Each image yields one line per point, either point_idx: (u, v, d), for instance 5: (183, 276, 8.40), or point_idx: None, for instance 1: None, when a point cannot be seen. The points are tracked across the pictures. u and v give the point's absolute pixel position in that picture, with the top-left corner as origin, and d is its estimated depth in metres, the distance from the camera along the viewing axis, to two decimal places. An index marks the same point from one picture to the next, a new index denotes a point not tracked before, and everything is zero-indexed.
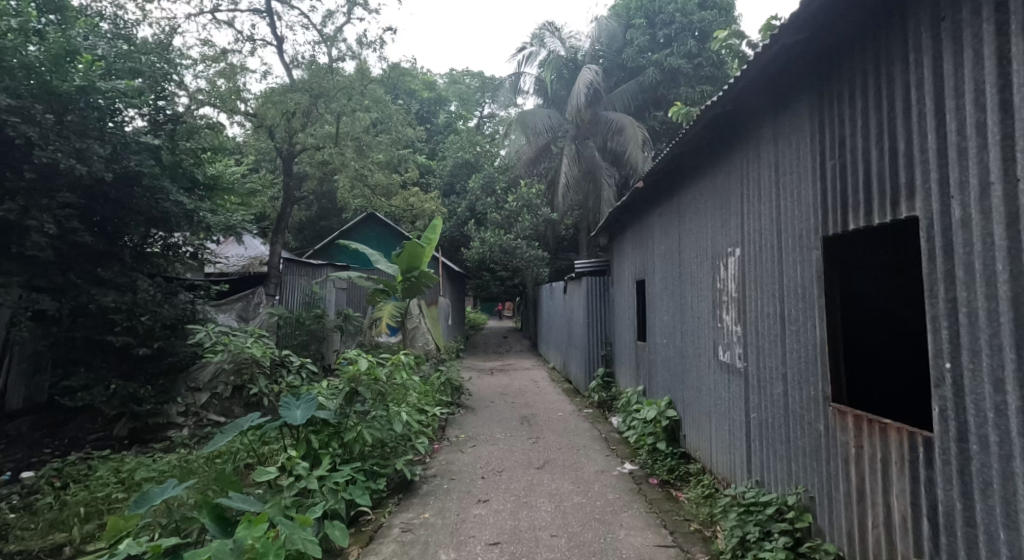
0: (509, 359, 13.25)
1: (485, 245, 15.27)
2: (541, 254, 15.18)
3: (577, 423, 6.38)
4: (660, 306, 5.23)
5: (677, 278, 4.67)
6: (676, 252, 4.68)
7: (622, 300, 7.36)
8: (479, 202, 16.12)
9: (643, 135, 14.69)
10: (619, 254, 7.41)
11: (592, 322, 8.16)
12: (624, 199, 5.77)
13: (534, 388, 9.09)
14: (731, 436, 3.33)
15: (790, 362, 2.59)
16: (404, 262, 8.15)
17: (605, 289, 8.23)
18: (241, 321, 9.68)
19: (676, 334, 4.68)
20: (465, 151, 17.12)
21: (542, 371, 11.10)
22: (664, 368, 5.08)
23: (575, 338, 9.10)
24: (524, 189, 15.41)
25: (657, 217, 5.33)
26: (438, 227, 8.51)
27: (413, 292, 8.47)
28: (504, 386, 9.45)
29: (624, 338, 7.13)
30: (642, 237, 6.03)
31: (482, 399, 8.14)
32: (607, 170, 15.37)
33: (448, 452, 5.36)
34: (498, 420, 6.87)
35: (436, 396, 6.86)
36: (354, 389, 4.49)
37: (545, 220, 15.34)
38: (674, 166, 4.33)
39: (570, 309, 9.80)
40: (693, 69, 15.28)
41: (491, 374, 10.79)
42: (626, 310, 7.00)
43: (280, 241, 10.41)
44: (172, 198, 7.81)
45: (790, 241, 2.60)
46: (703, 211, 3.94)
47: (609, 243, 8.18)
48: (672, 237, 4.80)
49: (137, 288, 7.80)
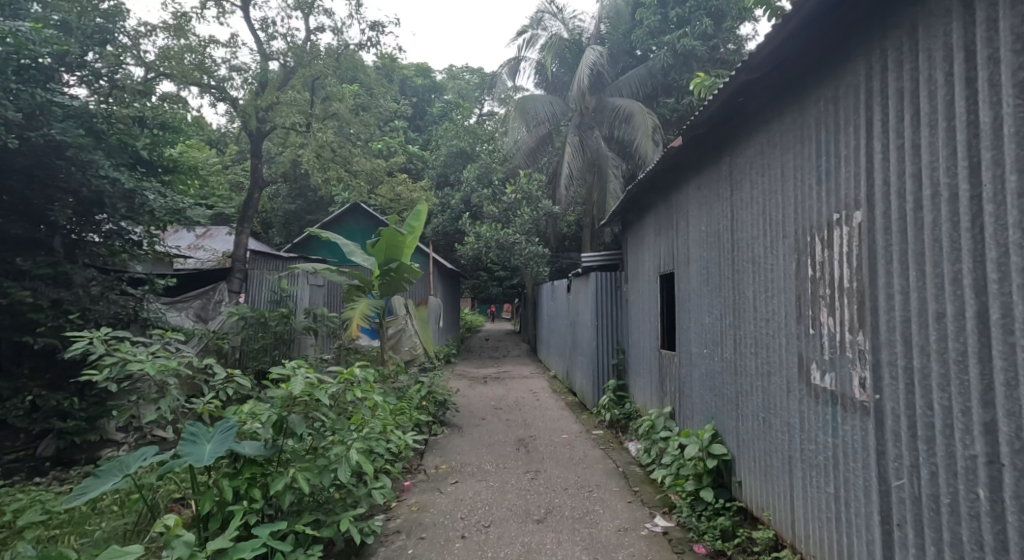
0: (506, 365, 12.06)
1: (480, 239, 14.05)
2: (541, 250, 14.02)
3: (586, 452, 5.15)
4: (696, 305, 4.05)
5: (724, 267, 3.51)
6: (724, 233, 3.51)
7: (638, 300, 6.16)
8: (475, 194, 14.89)
9: (653, 122, 13.49)
10: (635, 244, 6.23)
11: (602, 325, 6.96)
12: (648, 172, 4.59)
13: (533, 401, 7.88)
14: (845, 509, 2.11)
15: (1007, 403, 1.42)
16: (379, 252, 7.00)
17: (617, 286, 7.03)
18: (199, 320, 8.52)
19: (722, 342, 3.50)
20: (459, 139, 15.88)
21: (541, 379, 9.93)
22: (704, 386, 3.88)
23: (580, 345, 7.90)
24: (523, 180, 14.22)
25: (691, 190, 4.17)
26: (422, 214, 7.35)
27: (392, 288, 7.32)
28: (499, 398, 8.25)
29: (642, 346, 5.91)
30: (666, 219, 4.86)
31: (472, 415, 6.90)
32: (613, 160, 14.18)
33: (421, 494, 4.15)
34: (490, 444, 5.64)
35: (413, 415, 5.65)
36: (284, 417, 3.29)
37: (546, 213, 14.15)
38: (728, 112, 3.19)
39: (574, 311, 8.60)
40: (708, 51, 14.20)
41: (485, 383, 9.60)
42: (644, 313, 5.80)
43: (247, 231, 9.23)
44: (105, 172, 6.53)
45: (1005, 182, 1.44)
46: (776, 169, 2.78)
47: (623, 233, 6.98)
48: (718, 213, 3.61)
49: (71, 283, 6.69)
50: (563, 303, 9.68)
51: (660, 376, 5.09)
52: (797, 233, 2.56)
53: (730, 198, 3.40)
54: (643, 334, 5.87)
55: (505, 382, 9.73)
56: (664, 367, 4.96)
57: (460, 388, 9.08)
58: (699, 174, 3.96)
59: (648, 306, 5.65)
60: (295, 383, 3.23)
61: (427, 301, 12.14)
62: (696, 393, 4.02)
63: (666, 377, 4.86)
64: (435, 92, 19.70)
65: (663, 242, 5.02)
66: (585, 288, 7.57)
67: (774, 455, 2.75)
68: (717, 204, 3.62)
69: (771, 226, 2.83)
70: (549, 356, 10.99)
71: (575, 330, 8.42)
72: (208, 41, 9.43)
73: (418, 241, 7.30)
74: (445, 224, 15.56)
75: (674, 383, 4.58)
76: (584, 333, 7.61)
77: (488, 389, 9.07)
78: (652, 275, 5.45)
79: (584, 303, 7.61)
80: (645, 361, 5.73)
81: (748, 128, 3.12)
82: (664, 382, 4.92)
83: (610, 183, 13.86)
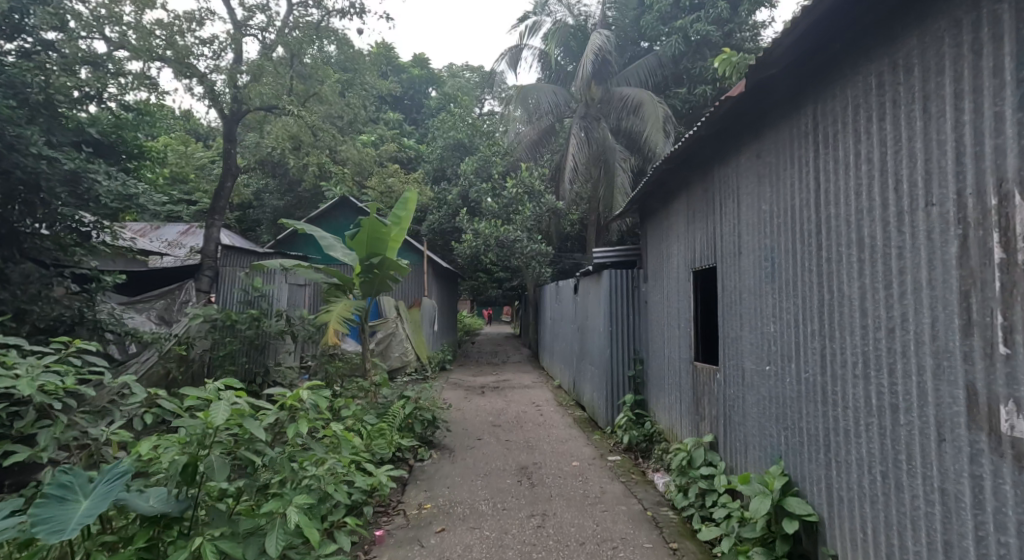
0: (506, 373, 11.13)
1: (479, 237, 13.10)
2: (544, 249, 13.08)
3: (602, 487, 4.23)
4: (752, 307, 3.14)
5: (800, 258, 2.60)
6: (801, 210, 2.60)
7: (662, 302, 5.25)
8: (473, 188, 13.94)
9: (664, 112, 12.59)
10: (659, 234, 5.31)
11: (618, 330, 6.05)
12: (683, 142, 3.70)
13: (536, 416, 6.97)
14: None
15: None
16: (357, 244, 6.08)
17: (634, 286, 6.12)
18: (161, 322, 7.54)
19: (799, 357, 2.59)
20: (457, 132, 14.92)
21: (545, 389, 9.00)
22: (765, 416, 2.96)
23: (589, 353, 7.00)
24: (524, 173, 13.31)
25: (744, 160, 3.24)
26: (411, 202, 6.43)
27: (373, 286, 6.36)
28: (498, 412, 7.31)
29: (666, 355, 5.01)
30: (705, 200, 3.94)
31: (464, 434, 5.99)
32: (621, 153, 13.27)
33: (397, 548, 3.24)
34: (485, 473, 4.72)
35: (392, 440, 4.73)
36: (198, 460, 2.30)
37: (550, 209, 13.20)
38: (814, 41, 2.30)
39: (582, 315, 7.70)
40: (723, 37, 13.31)
41: (482, 394, 8.68)
42: (669, 317, 4.90)
43: (219, 224, 8.29)
44: (36, 149, 5.57)
45: None
46: (909, 106, 1.86)
47: (641, 224, 6.07)
48: (789, 185, 2.71)
49: (6, 279, 5.78)
50: (569, 306, 8.78)
51: (694, 395, 4.19)
52: (960, 196, 1.65)
53: (813, 162, 2.48)
54: (668, 341, 4.97)
55: (505, 393, 8.80)
56: (700, 383, 4.05)
57: (455, 400, 8.14)
58: (759, 137, 3.04)
59: (674, 309, 4.75)
60: (216, 413, 2.28)
61: (422, 304, 11.38)
62: (752, 423, 3.10)
63: (705, 397, 3.94)
64: (432, 85, 18.76)
65: (699, 230, 4.10)
66: (596, 289, 6.65)
67: (909, 534, 1.84)
68: (790, 172, 2.70)
69: (898, 193, 1.92)
70: (553, 364, 10.07)
71: (583, 337, 7.53)
72: (176, 13, 8.49)
73: (404, 234, 6.37)
74: (441, 220, 14.59)
75: (717, 405, 3.66)
76: (595, 340, 6.70)
77: (486, 401, 8.14)
78: (682, 271, 4.54)
79: (595, 305, 6.70)
80: (671, 374, 4.83)
81: (848, 59, 2.21)
82: (701, 402, 4.01)
83: (618, 177, 12.93)
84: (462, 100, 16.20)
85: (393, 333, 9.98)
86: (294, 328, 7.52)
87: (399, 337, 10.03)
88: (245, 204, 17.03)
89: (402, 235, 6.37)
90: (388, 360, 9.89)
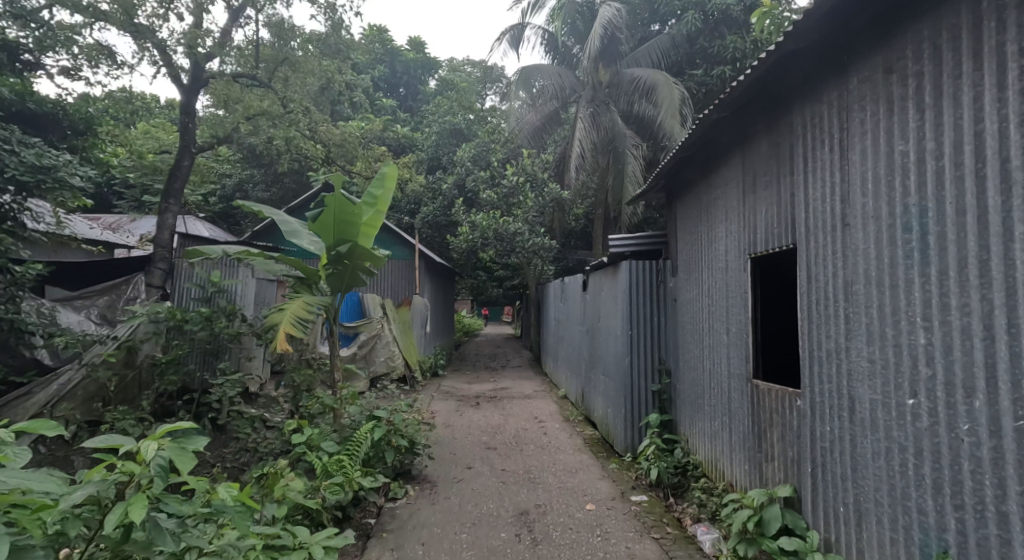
0: (504, 380, 10.05)
1: (475, 230, 11.98)
2: (547, 243, 11.96)
3: (629, 548, 3.14)
4: (874, 306, 2.04)
5: (1000, 222, 1.51)
6: (1001, 139, 1.51)
7: (699, 300, 4.16)
8: (470, 177, 12.82)
9: (680, 94, 11.52)
10: (696, 216, 4.21)
11: (639, 335, 4.97)
12: (752, 72, 2.62)
13: (537, 435, 5.89)
14: None
15: None
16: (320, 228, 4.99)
17: (659, 280, 5.04)
18: (103, 322, 6.50)
19: (1001, 393, 1.50)
20: (453, 116, 13.79)
21: (547, 401, 7.92)
22: (907, 480, 1.85)
23: (601, 362, 5.93)
24: (526, 160, 12.19)
25: (855, 86, 2.15)
26: (388, 180, 5.37)
27: (342, 279, 5.28)
28: (493, 429, 6.23)
29: (707, 368, 3.91)
30: (776, 160, 2.85)
31: (449, 460, 4.92)
32: (632, 139, 12.18)
33: None
34: (473, 521, 3.62)
35: (352, 479, 3.63)
36: None
37: (554, 201, 12.10)
38: None
39: (592, 317, 6.64)
40: (744, 14, 12.19)
41: (476, 406, 7.60)
42: (712, 321, 3.80)
43: (174, 211, 7.19)
44: None
45: None
46: None
47: (670, 205, 4.99)
48: (965, 103, 1.63)
49: None
50: (577, 306, 7.71)
51: (755, 425, 3.08)
52: None
53: None
54: (710, 350, 3.86)
55: (501, 404, 7.74)
56: (767, 411, 2.94)
57: (442, 413, 7.07)
58: (889, 42, 1.96)
59: (721, 310, 3.64)
60: None
61: (413, 302, 10.41)
62: (879, 483, 1.99)
63: (775, 431, 2.83)
64: (427, 70, 17.62)
65: (763, 202, 3.02)
66: (611, 285, 5.56)
67: None
68: (968, 81, 1.62)
69: None
70: (557, 371, 8.99)
71: (594, 341, 6.44)
72: None
73: (380, 218, 5.31)
74: (435, 212, 13.45)
75: (801, 446, 2.55)
76: (609, 347, 5.61)
77: (479, 414, 7.07)
78: (734, 259, 3.43)
79: (611, 304, 5.61)
80: (715, 394, 3.72)
81: None
82: (768, 437, 2.91)
83: (628, 166, 11.87)
84: (459, 83, 15.08)
85: (378, 336, 9.00)
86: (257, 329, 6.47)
87: (385, 340, 9.03)
88: (224, 194, 15.86)
89: (377, 219, 5.31)
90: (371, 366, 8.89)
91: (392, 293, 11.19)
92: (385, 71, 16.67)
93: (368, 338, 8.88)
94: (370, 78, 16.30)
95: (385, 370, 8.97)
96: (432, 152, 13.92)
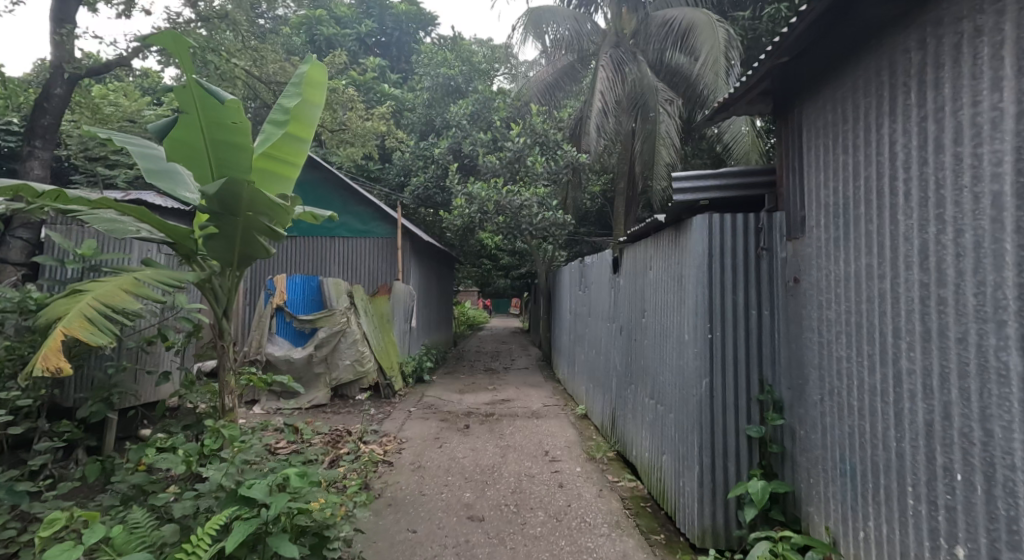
0: (507, 388, 8.05)
1: (472, 202, 9.87)
2: (560, 219, 9.80)
3: None
4: None
5: None
6: None
7: (880, 279, 2.04)
8: (467, 140, 10.69)
9: (724, 34, 9.20)
10: (866, 111, 2.14)
11: (723, 341, 2.94)
12: None
13: (548, 492, 3.87)
14: None
15: None
16: (181, 149, 2.92)
17: (760, 248, 2.94)
18: None
19: None
20: (448, 68, 11.64)
21: (561, 422, 5.90)
22: None
23: (648, 381, 3.92)
24: (535, 118, 10.03)
25: None
26: (312, 94, 3.43)
27: (224, 242, 3.19)
28: (482, 475, 4.24)
29: (912, 423, 1.85)
30: None
31: (400, 553, 2.91)
32: (664, 92, 10.08)
33: None
34: None
35: None
36: None
37: (570, 168, 10.00)
38: None
39: (631, 310, 4.61)
40: None
41: (465, 430, 5.60)
42: (938, 321, 1.74)
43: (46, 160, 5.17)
44: None
45: None
46: None
47: (783, 120, 2.87)
48: None
49: None
50: (604, 295, 5.65)
51: None
52: None
53: None
54: (925, 385, 1.80)
55: (498, 426, 5.77)
56: None
57: (414, 444, 5.07)
58: None
59: (983, 299, 1.58)
60: None
61: (392, 288, 8.46)
62: None
63: None
64: (424, 27, 15.73)
65: None
66: (669, 260, 3.52)
67: None
68: None
69: None
70: (575, 380, 6.95)
71: (635, 347, 4.42)
72: None
73: (300, 150, 3.45)
74: (426, 184, 11.34)
75: None
76: (663, 359, 3.59)
77: (467, 444, 5.08)
78: None
79: (666, 290, 3.58)
80: (954, 488, 1.66)
81: None
82: None
83: (660, 127, 9.83)
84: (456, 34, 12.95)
85: (342, 332, 7.10)
86: (149, 329, 4.55)
87: (351, 338, 7.12)
88: None
89: (296, 153, 3.46)
90: (334, 372, 7.07)
91: (370, 280, 9.21)
92: (375, 26, 14.57)
93: (328, 335, 7.01)
94: (357, 33, 14.23)
95: (352, 376, 7.11)
96: (423, 113, 11.77)
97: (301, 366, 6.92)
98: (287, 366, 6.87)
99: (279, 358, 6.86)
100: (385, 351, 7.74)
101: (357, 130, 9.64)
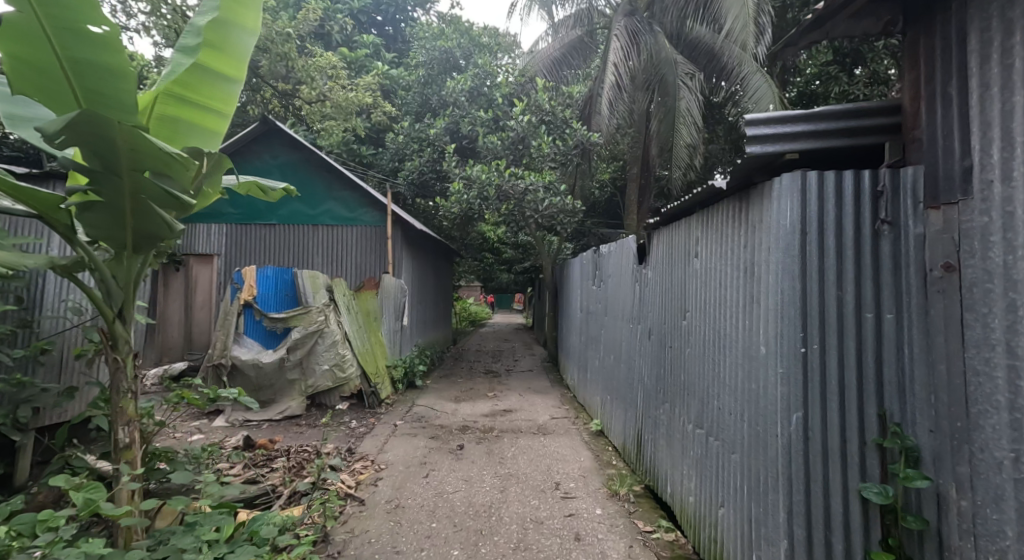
0: (509, 395, 7.14)
1: (471, 187, 8.90)
2: (569, 205, 8.83)
3: None
4: None
5: None
6: None
7: None
8: (466, 119, 9.72)
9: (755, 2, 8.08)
10: None
11: (824, 358, 2.02)
12: None
13: (561, 549, 2.96)
14: None
15: None
16: (30, 74, 2.04)
17: (879, 220, 1.98)
18: None
19: None
20: (445, 40, 10.69)
21: (573, 441, 4.98)
22: None
23: (694, 403, 3.01)
24: (540, 93, 9.04)
25: None
26: (241, 14, 2.45)
27: (108, 216, 2.25)
28: (478, 520, 3.32)
29: None
30: None
31: None
32: (684, 65, 9.10)
33: None
34: None
35: None
36: None
37: (580, 149, 9.03)
38: None
39: (665, 310, 3.69)
40: None
41: (458, 452, 4.68)
42: None
43: None
44: None
45: None
46: None
47: (928, 29, 1.91)
48: None
49: None
50: (626, 291, 4.71)
51: None
52: None
53: None
54: None
55: (498, 447, 4.85)
56: None
57: (395, 472, 4.17)
58: None
59: None
60: None
61: (379, 283, 7.56)
62: None
63: None
64: (420, 4, 14.72)
65: None
66: (730, 241, 2.61)
67: None
68: None
69: None
70: (587, 389, 6.02)
71: (671, 356, 3.50)
72: None
73: (229, 94, 2.57)
74: (421, 168, 10.40)
75: None
76: (719, 377, 2.68)
77: (458, 472, 4.18)
78: None
79: (724, 283, 2.67)
80: None
81: None
82: None
83: (679, 104, 8.88)
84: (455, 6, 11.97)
85: (319, 333, 6.20)
86: (64, 334, 3.65)
87: (330, 340, 6.23)
88: None
89: (225, 97, 2.59)
90: (310, 378, 6.19)
91: (357, 273, 8.31)
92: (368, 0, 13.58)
93: (303, 336, 6.11)
94: (349, 8, 13.28)
95: (331, 383, 6.23)
96: (418, 91, 10.80)
97: (272, 372, 6.03)
98: (256, 373, 5.97)
99: (247, 363, 5.96)
100: (371, 353, 6.86)
101: (343, 107, 8.69)
